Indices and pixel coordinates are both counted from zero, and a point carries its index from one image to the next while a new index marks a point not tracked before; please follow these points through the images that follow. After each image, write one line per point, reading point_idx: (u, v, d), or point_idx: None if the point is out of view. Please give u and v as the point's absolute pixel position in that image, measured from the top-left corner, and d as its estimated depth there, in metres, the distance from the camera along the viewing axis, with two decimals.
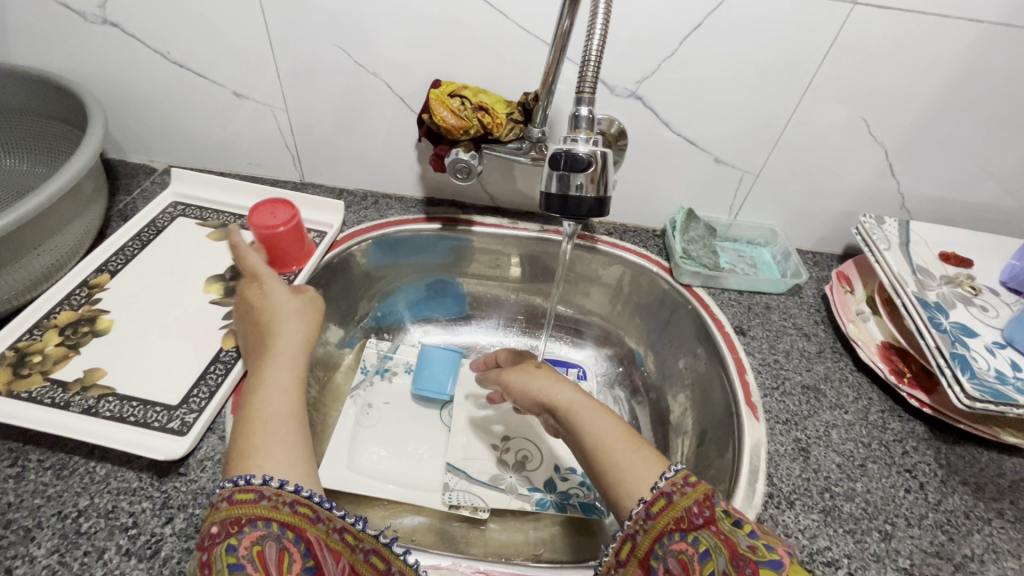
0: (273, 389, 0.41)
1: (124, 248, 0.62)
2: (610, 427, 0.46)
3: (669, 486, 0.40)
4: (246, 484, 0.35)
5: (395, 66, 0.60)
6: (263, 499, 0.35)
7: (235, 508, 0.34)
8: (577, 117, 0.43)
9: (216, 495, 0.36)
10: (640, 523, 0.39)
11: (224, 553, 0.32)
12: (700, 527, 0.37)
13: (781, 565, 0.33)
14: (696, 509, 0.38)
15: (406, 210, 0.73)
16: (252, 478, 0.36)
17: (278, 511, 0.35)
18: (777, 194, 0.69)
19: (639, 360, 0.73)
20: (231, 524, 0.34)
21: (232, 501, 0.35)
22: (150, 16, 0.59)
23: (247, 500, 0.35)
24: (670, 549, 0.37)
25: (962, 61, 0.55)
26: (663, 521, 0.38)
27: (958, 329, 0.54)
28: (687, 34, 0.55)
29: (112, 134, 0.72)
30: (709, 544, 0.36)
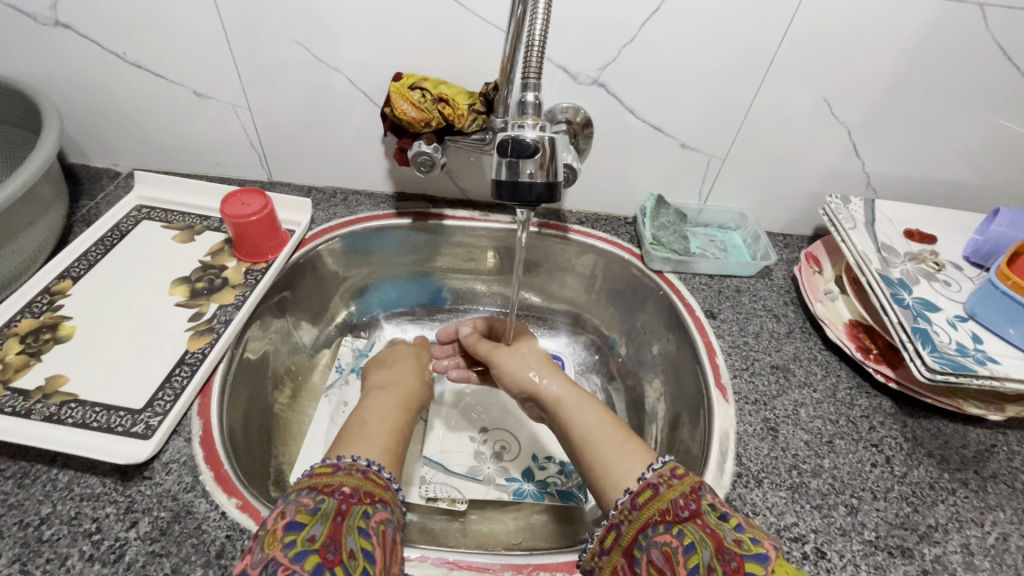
0: (380, 411, 0.49)
1: (87, 253, 0.61)
2: (597, 417, 0.49)
3: (656, 479, 0.40)
4: (379, 471, 0.40)
5: (355, 60, 0.59)
6: (388, 488, 0.40)
7: (370, 482, 0.39)
8: (524, 103, 0.44)
9: (351, 462, 0.40)
10: (625, 513, 0.40)
11: (360, 515, 0.36)
12: (684, 520, 0.36)
13: (768, 561, 0.32)
14: (682, 502, 0.37)
15: (376, 206, 0.72)
16: (382, 468, 0.41)
17: (395, 504, 0.40)
18: (745, 178, 0.69)
19: (613, 346, 0.74)
20: (366, 494, 0.38)
21: (370, 476, 0.39)
22: (102, 16, 0.58)
23: (378, 482, 0.40)
24: (654, 540, 0.36)
25: (920, 38, 0.55)
26: (649, 512, 0.38)
27: (921, 305, 0.55)
28: (646, 19, 0.55)
29: (73, 139, 0.71)
30: (693, 537, 0.35)
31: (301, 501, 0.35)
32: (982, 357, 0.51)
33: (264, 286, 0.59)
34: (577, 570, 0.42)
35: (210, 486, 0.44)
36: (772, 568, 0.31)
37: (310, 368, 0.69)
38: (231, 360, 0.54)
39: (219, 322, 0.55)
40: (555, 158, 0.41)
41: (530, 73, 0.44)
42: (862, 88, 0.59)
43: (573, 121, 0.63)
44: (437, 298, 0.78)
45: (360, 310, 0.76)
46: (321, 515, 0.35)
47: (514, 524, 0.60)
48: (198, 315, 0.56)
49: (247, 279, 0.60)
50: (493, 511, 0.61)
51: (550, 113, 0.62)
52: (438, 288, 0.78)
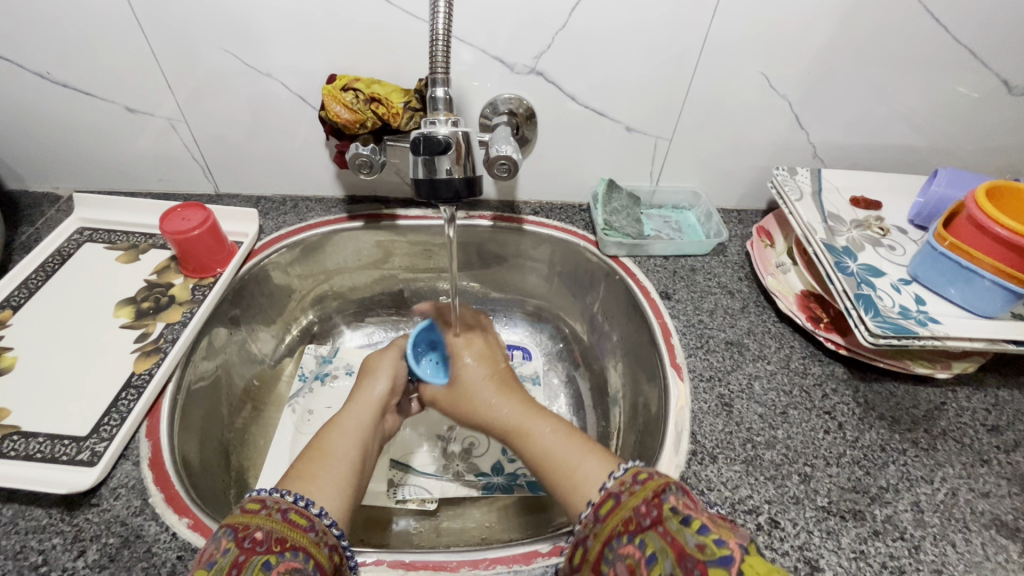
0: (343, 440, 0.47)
1: (27, 281, 0.59)
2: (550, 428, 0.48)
3: (617, 488, 0.39)
4: (304, 511, 0.38)
5: (286, 65, 0.58)
6: (311, 531, 0.37)
7: (287, 526, 0.36)
8: (434, 99, 0.47)
9: (275, 500, 0.38)
10: (590, 527, 0.38)
11: (258, 566, 0.33)
12: (646, 529, 0.35)
13: (733, 562, 0.30)
14: (644, 509, 0.36)
15: (327, 211, 0.71)
16: (310, 505, 0.39)
17: (316, 549, 0.36)
18: (694, 157, 0.69)
19: (543, 322, 0.78)
20: (276, 540, 0.35)
21: (287, 518, 0.37)
22: (17, 36, 0.56)
23: (298, 525, 0.37)
24: (619, 552, 0.35)
25: (851, 6, 0.55)
26: (613, 522, 0.37)
27: (865, 271, 0.56)
28: (574, 4, 0.54)
29: (9, 164, 0.69)
30: (655, 547, 0.33)
31: (216, 543, 0.34)
32: (924, 318, 0.52)
33: (211, 300, 0.58)
34: (534, 560, 0.42)
35: (160, 507, 0.43)
36: (736, 571, 0.29)
37: (272, 381, 0.68)
38: (181, 379, 0.54)
39: (166, 341, 0.54)
40: (471, 152, 0.45)
41: (439, 69, 0.46)
42: (799, 58, 0.59)
43: (516, 112, 0.63)
44: (400, 299, 0.78)
45: (320, 318, 0.75)
46: (216, 569, 0.32)
47: (484, 518, 0.60)
48: (144, 335, 0.55)
49: (195, 295, 0.59)
50: (465, 506, 0.62)
51: (492, 105, 0.62)
52: (399, 289, 0.78)
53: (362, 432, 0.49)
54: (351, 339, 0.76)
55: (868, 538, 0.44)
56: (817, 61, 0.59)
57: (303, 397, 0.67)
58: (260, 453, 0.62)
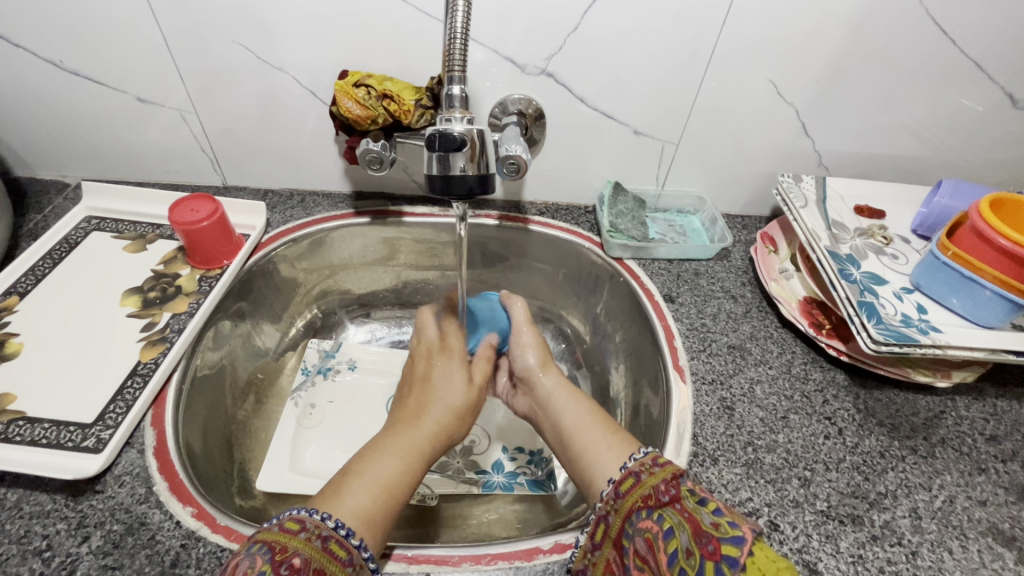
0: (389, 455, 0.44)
1: (34, 268, 0.60)
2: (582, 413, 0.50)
3: (638, 467, 0.40)
4: (343, 540, 0.37)
5: (298, 59, 0.59)
6: (348, 565, 0.36)
7: (327, 558, 0.35)
8: (450, 96, 0.47)
9: (316, 524, 0.37)
10: (610, 504, 0.39)
11: None
12: (664, 505, 0.36)
13: (743, 543, 0.32)
14: (663, 488, 0.37)
15: (334, 206, 0.71)
16: (351, 535, 0.37)
17: None
18: (701, 161, 0.70)
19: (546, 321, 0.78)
20: (314, 571, 0.34)
21: (327, 548, 0.36)
22: (32, 23, 0.56)
23: (336, 555, 0.36)
24: (638, 527, 0.36)
25: (860, 15, 0.55)
26: (633, 499, 0.38)
27: (868, 279, 0.57)
28: (587, 7, 0.55)
29: (18, 151, 0.70)
30: (672, 522, 0.35)
31: (251, 561, 0.33)
32: (926, 326, 0.52)
33: (219, 291, 0.59)
34: (536, 557, 0.43)
35: (165, 496, 0.43)
36: (749, 552, 0.32)
37: (275, 374, 0.68)
38: (187, 368, 0.54)
39: (172, 330, 0.54)
40: (485, 151, 0.46)
41: (455, 67, 0.47)
42: (808, 66, 0.60)
43: (525, 113, 0.63)
44: (403, 296, 0.79)
45: (324, 312, 0.76)
46: None
47: (483, 515, 0.60)
48: (150, 324, 0.55)
49: (202, 286, 0.59)
50: (464, 503, 0.62)
51: (501, 105, 0.63)
52: (403, 285, 0.78)
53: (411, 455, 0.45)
54: (354, 335, 0.76)
55: (866, 543, 0.44)
56: (825, 70, 0.60)
57: (306, 391, 0.67)
58: (261, 446, 0.62)
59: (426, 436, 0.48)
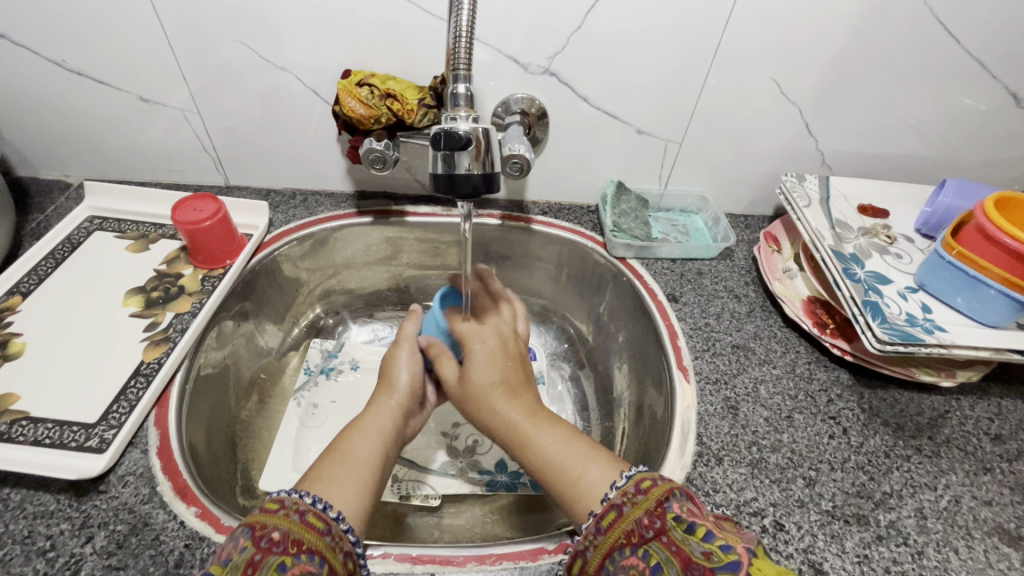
0: (362, 439, 0.46)
1: (36, 267, 0.60)
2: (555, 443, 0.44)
3: (619, 499, 0.38)
4: (320, 513, 0.37)
5: (301, 59, 0.59)
6: (327, 535, 0.36)
7: (305, 530, 0.36)
8: (455, 95, 0.47)
9: (292, 501, 0.37)
10: (590, 539, 0.38)
11: (274, 567, 0.32)
12: (649, 540, 0.35)
13: (739, 569, 0.30)
14: (646, 521, 0.36)
15: (337, 206, 0.71)
16: (328, 509, 0.38)
17: (332, 554, 0.36)
18: (704, 161, 0.69)
19: (549, 321, 0.78)
20: (293, 542, 0.34)
21: (305, 521, 0.36)
22: (35, 22, 0.56)
23: (315, 528, 0.36)
24: (621, 565, 0.36)
25: (864, 14, 0.55)
26: (615, 534, 0.37)
27: (872, 278, 0.57)
28: (590, 6, 0.55)
29: (21, 151, 0.70)
30: (659, 557, 0.34)
31: (232, 541, 0.34)
32: (931, 326, 0.52)
33: (221, 291, 0.58)
34: (541, 557, 0.43)
35: (169, 496, 0.43)
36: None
37: (277, 373, 0.68)
38: (190, 368, 0.54)
39: (175, 330, 0.54)
40: (490, 150, 0.46)
41: (460, 65, 0.47)
42: (811, 65, 0.59)
43: (528, 112, 0.63)
44: (405, 296, 0.79)
45: (326, 312, 0.76)
46: (231, 567, 0.32)
47: (487, 515, 0.60)
48: (153, 324, 0.55)
49: (205, 286, 0.59)
50: (467, 503, 0.62)
51: (504, 104, 0.63)
52: (406, 285, 0.78)
53: (384, 434, 0.47)
54: (357, 335, 0.76)
55: (872, 543, 0.44)
56: (829, 69, 0.60)
57: (309, 391, 0.67)
58: (264, 445, 0.62)
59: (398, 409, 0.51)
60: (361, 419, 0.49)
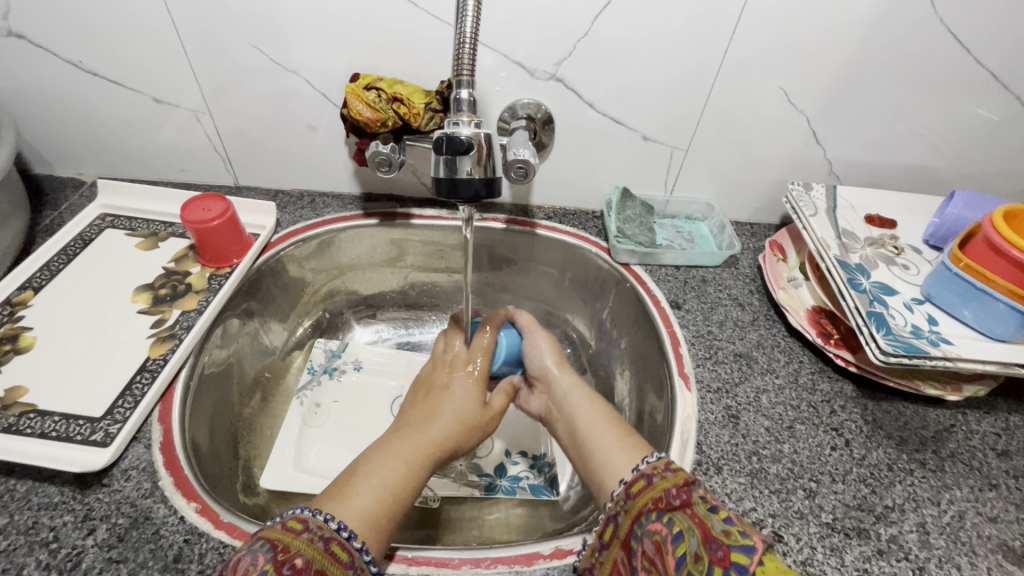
0: (392, 461, 0.44)
1: (48, 263, 0.61)
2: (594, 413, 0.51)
3: (650, 470, 0.40)
4: (345, 541, 0.37)
5: (311, 62, 0.59)
6: (349, 567, 0.36)
7: (327, 560, 0.35)
8: (458, 100, 0.47)
9: (318, 526, 0.37)
10: (620, 504, 0.40)
11: None
12: (675, 509, 0.37)
13: (754, 552, 0.32)
14: (675, 492, 0.38)
15: (343, 208, 0.72)
16: (354, 538, 0.37)
17: None
18: (710, 168, 0.69)
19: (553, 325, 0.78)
20: (315, 573, 0.34)
21: (328, 551, 0.36)
22: (54, 24, 0.58)
23: (338, 558, 0.36)
24: (647, 529, 0.37)
25: (873, 24, 0.55)
26: (643, 500, 0.39)
27: (878, 289, 0.56)
28: (597, 13, 0.55)
29: (37, 149, 0.71)
30: (682, 526, 0.35)
31: (253, 559, 0.34)
32: (936, 338, 0.51)
33: (228, 290, 0.59)
34: (535, 562, 0.43)
35: (170, 491, 0.44)
36: (759, 560, 0.31)
37: (281, 372, 0.69)
38: (195, 365, 0.55)
39: (181, 327, 0.55)
40: (492, 153, 0.46)
41: (463, 71, 0.47)
42: (819, 73, 0.59)
43: (534, 118, 0.64)
44: (409, 298, 0.79)
45: (331, 312, 0.76)
46: None
47: (485, 518, 0.60)
48: (160, 321, 0.56)
49: (211, 284, 0.60)
50: (465, 506, 0.62)
51: (510, 109, 0.63)
52: (410, 287, 0.79)
53: (413, 459, 0.45)
54: (360, 336, 0.77)
55: (872, 557, 0.44)
56: (837, 78, 0.59)
57: (312, 390, 0.68)
58: (266, 443, 0.63)
59: (434, 436, 0.48)
60: (395, 437, 0.47)
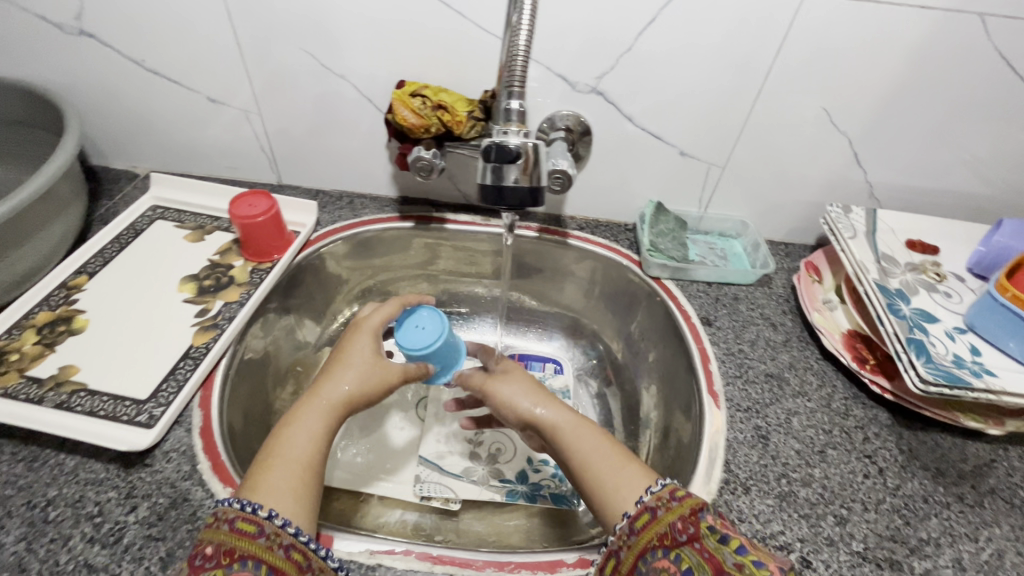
0: (297, 436, 0.42)
1: (102, 251, 0.64)
2: (597, 447, 0.45)
3: (654, 502, 0.39)
4: (249, 516, 0.37)
5: (359, 68, 0.62)
6: (260, 536, 0.36)
7: (236, 537, 0.36)
8: (508, 110, 0.49)
9: (222, 511, 0.37)
10: (623, 539, 0.39)
11: None
12: (682, 544, 0.37)
13: None
14: (680, 526, 0.37)
15: (380, 209, 0.74)
16: (257, 509, 0.37)
17: (269, 553, 0.36)
18: (746, 185, 0.69)
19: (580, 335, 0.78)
20: (224, 553, 0.35)
21: (235, 529, 0.36)
22: (123, 25, 0.61)
23: (247, 532, 0.36)
24: (653, 566, 0.36)
25: (921, 47, 0.55)
26: (647, 537, 0.38)
27: (918, 316, 0.55)
28: (642, 28, 0.56)
29: (96, 142, 0.75)
30: (691, 562, 0.36)
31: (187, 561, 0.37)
32: (979, 369, 0.50)
33: (268, 284, 0.61)
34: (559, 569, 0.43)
35: (208, 475, 0.45)
36: None
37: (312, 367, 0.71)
38: (234, 355, 0.56)
39: (223, 318, 0.57)
40: (539, 165, 0.47)
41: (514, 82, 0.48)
42: (863, 95, 0.59)
43: (572, 129, 0.64)
44: (438, 301, 0.80)
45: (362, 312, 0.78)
46: None
47: (505, 524, 0.61)
48: (203, 311, 0.58)
49: (253, 278, 0.62)
50: (486, 511, 0.62)
51: (549, 120, 0.64)
52: (439, 291, 0.80)
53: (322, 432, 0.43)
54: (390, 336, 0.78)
55: None
56: (882, 99, 0.59)
57: None
58: None
59: (338, 402, 0.45)
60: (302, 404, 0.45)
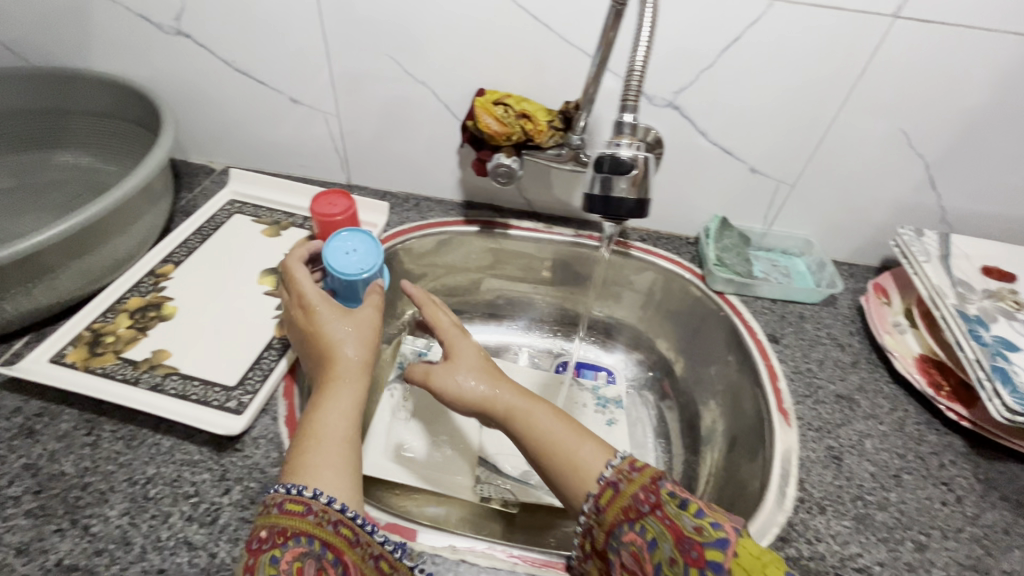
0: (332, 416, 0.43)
1: (186, 241, 0.66)
2: (553, 426, 0.44)
3: (615, 476, 0.40)
4: (297, 497, 0.38)
5: (441, 74, 0.63)
6: (310, 514, 0.37)
7: (284, 517, 0.37)
8: (621, 124, 0.50)
9: (268, 498, 0.38)
10: (593, 517, 0.40)
11: (267, 562, 0.35)
12: (645, 515, 0.38)
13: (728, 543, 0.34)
14: (643, 496, 0.38)
15: (446, 213, 0.76)
16: (303, 490, 0.38)
17: (320, 529, 0.37)
18: (814, 204, 0.69)
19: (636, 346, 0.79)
20: (278, 533, 0.36)
21: (283, 510, 0.37)
22: (218, 27, 0.64)
23: (296, 512, 0.37)
24: (623, 541, 0.38)
25: (1009, 73, 0.54)
26: (614, 512, 0.39)
27: (999, 344, 0.54)
28: (727, 45, 0.56)
29: (178, 137, 0.78)
30: (654, 532, 0.37)
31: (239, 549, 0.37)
32: None
33: None
34: None
35: None
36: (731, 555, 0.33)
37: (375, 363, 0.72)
38: None
39: None
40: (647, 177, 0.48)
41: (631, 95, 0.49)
42: (944, 119, 0.58)
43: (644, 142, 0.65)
44: (495, 305, 0.82)
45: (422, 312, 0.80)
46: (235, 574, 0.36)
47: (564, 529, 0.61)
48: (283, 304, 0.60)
49: None
50: (544, 515, 0.63)
51: None
52: (497, 295, 0.81)
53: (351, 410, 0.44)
54: None
55: None
56: (963, 124, 0.58)
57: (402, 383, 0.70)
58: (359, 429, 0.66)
59: (355, 379, 0.46)
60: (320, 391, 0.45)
